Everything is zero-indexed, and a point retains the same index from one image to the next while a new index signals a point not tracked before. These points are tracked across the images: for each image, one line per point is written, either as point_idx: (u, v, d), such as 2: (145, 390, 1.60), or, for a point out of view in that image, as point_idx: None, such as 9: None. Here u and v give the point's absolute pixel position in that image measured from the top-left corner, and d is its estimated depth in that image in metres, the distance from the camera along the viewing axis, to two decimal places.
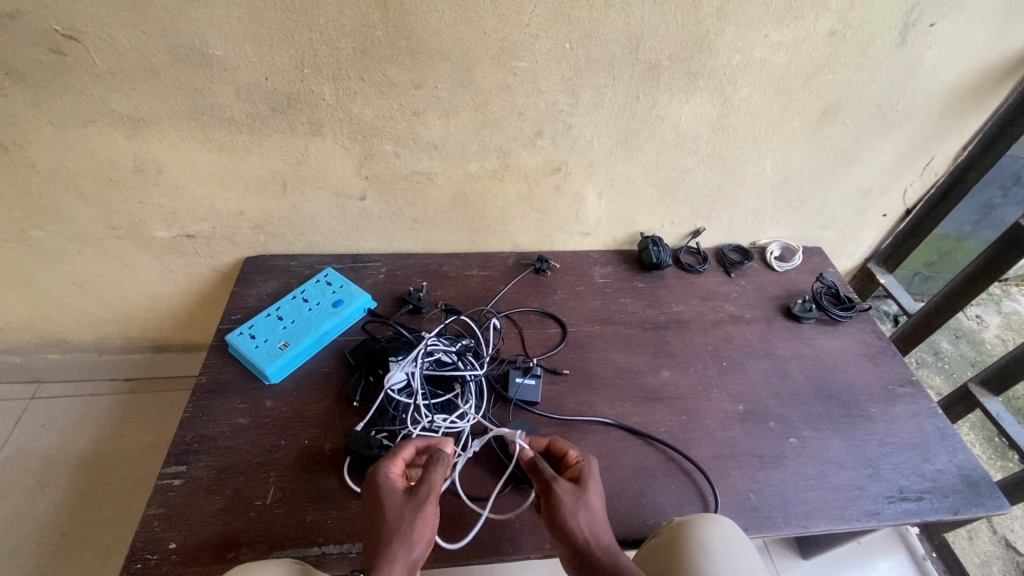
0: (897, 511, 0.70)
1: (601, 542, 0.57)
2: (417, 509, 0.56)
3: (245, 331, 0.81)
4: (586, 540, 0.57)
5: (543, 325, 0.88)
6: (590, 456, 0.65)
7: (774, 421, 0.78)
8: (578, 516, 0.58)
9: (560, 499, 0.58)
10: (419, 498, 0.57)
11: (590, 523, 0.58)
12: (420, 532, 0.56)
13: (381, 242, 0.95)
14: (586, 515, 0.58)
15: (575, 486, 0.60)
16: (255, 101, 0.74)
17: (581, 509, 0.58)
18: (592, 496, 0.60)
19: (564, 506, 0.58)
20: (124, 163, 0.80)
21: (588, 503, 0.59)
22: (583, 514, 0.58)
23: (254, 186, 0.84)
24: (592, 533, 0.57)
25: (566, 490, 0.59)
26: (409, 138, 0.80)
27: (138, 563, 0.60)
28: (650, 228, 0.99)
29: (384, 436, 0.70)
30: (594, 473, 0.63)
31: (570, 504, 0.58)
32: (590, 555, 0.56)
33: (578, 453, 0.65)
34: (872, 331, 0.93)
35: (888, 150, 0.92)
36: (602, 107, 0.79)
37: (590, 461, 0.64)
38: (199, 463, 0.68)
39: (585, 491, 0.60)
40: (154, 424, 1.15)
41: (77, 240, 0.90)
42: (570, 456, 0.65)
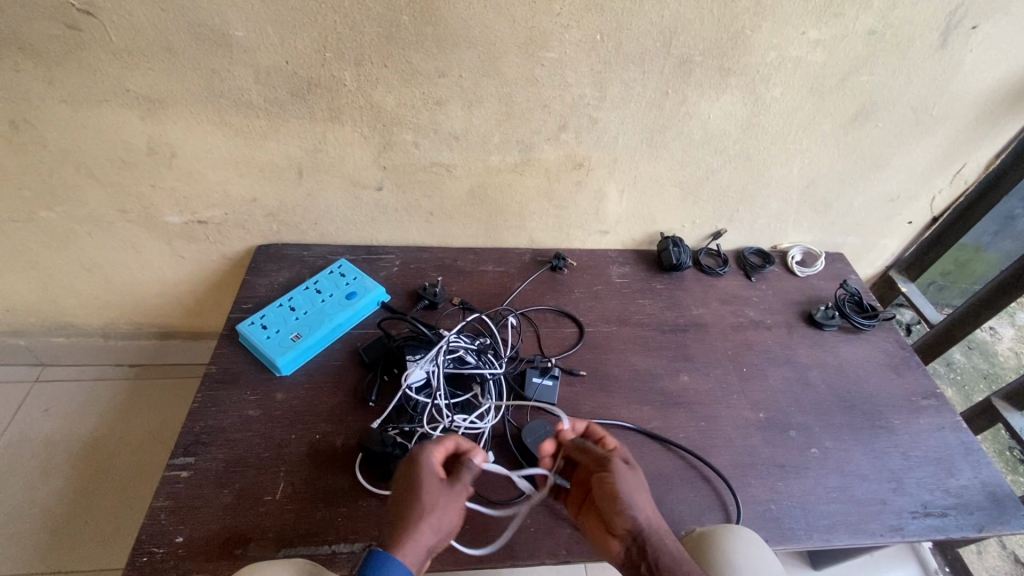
0: (922, 527, 0.69)
1: (659, 525, 0.57)
2: (449, 498, 0.56)
3: (256, 321, 0.79)
4: (649, 519, 0.57)
5: (561, 325, 0.86)
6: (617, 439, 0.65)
7: (795, 430, 0.76)
8: (637, 492, 0.58)
9: (619, 474, 0.58)
10: (443, 488, 0.57)
11: (647, 503, 0.58)
12: (447, 519, 0.56)
13: (396, 234, 0.93)
14: (643, 494, 0.58)
15: (625, 463, 0.60)
16: (274, 85, 0.72)
17: (639, 488, 0.58)
18: (640, 474, 0.60)
19: (625, 482, 0.57)
20: (137, 145, 0.78)
21: (640, 483, 0.59)
22: (639, 491, 0.58)
23: (269, 173, 0.82)
24: (651, 513, 0.58)
25: (621, 467, 0.59)
26: (430, 128, 0.78)
27: (144, 557, 0.58)
28: (670, 228, 0.97)
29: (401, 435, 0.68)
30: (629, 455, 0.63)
31: (628, 480, 0.58)
32: (653, 536, 0.56)
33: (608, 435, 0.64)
34: (894, 341, 0.91)
35: (919, 155, 0.90)
36: (630, 102, 0.77)
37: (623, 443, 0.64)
38: (208, 455, 0.66)
39: (635, 468, 0.60)
40: (158, 410, 1.14)
41: (87, 222, 0.88)
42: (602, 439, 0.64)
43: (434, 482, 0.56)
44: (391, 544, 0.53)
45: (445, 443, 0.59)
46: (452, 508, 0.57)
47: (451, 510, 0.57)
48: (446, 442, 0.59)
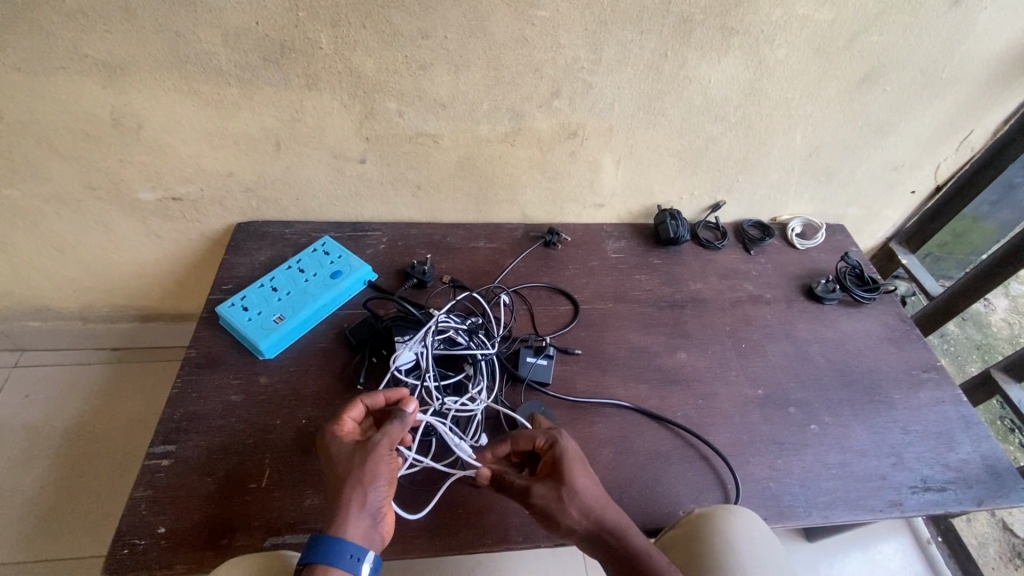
0: (921, 502, 0.68)
1: (607, 526, 0.54)
2: (369, 457, 0.54)
3: (237, 303, 0.75)
4: (590, 529, 0.54)
5: (555, 302, 0.84)
6: (559, 435, 0.59)
7: (795, 406, 0.75)
8: (565, 511, 0.54)
9: (539, 502, 0.55)
10: (363, 450, 0.55)
11: (582, 513, 0.54)
12: (379, 479, 0.54)
13: (382, 210, 0.89)
14: (575, 507, 0.54)
15: (548, 483, 0.56)
16: (245, 49, 0.67)
17: (569, 505, 0.54)
18: (572, 484, 0.55)
19: (550, 508, 0.54)
20: (101, 116, 0.73)
21: (573, 494, 0.55)
22: (572, 506, 0.54)
23: (244, 145, 0.77)
24: (594, 519, 0.54)
25: (540, 495, 0.55)
26: (414, 95, 0.73)
27: (125, 549, 0.56)
28: (667, 201, 0.93)
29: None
30: (572, 454, 0.57)
31: (553, 505, 0.54)
32: (602, 541, 0.53)
33: (544, 436, 0.58)
34: (895, 314, 0.89)
35: (926, 122, 0.86)
36: (627, 66, 0.72)
37: (559, 445, 0.57)
38: (189, 443, 0.64)
39: (563, 483, 0.55)
40: (143, 394, 1.11)
41: (54, 200, 0.83)
42: (538, 444, 0.59)
43: (349, 449, 0.55)
44: (329, 521, 0.51)
45: (350, 415, 0.58)
46: (380, 466, 0.54)
47: (380, 467, 0.54)
48: (352, 413, 0.59)
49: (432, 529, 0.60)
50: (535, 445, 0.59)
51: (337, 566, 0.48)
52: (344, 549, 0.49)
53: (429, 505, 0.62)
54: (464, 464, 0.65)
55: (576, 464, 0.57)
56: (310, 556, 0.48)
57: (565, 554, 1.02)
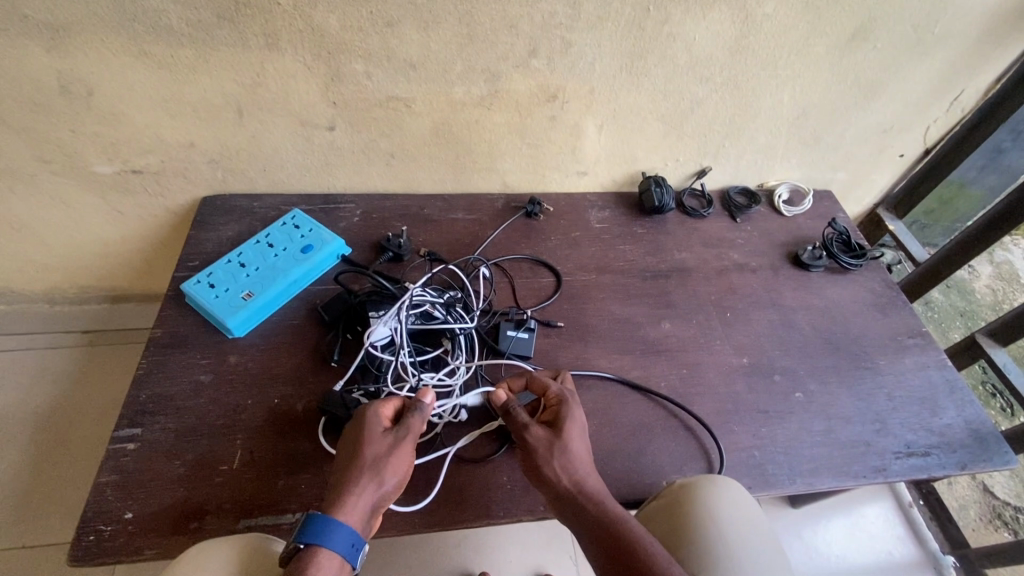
0: (904, 467, 0.68)
1: (586, 490, 0.53)
2: (394, 455, 0.52)
3: (202, 280, 0.72)
4: (568, 488, 0.53)
5: (536, 274, 0.81)
6: (570, 394, 0.59)
7: (780, 375, 0.74)
8: (552, 463, 0.53)
9: (530, 447, 0.55)
10: (392, 441, 0.53)
11: (570, 468, 0.54)
12: (395, 475, 0.52)
13: (355, 181, 0.85)
14: (563, 461, 0.54)
15: (547, 429, 0.56)
16: (195, 5, 0.62)
17: (557, 457, 0.54)
18: (568, 440, 0.55)
19: (537, 454, 0.54)
20: (45, 82, 0.68)
21: (566, 448, 0.54)
22: (559, 460, 0.54)
23: (204, 113, 0.73)
24: (578, 478, 0.53)
25: (534, 438, 0.55)
26: (383, 55, 0.69)
27: (90, 535, 0.54)
28: (652, 168, 0.90)
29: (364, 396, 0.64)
30: (578, 411, 0.58)
31: (543, 452, 0.54)
32: (575, 504, 0.52)
33: (555, 390, 0.59)
34: (881, 280, 0.88)
35: (917, 81, 0.84)
36: (607, 22, 0.69)
37: (569, 400, 0.58)
38: (156, 426, 0.61)
39: (561, 435, 0.55)
40: (117, 378, 1.08)
41: (3, 175, 0.78)
42: (549, 395, 0.59)
43: (378, 437, 0.53)
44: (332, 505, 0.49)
45: (393, 403, 0.56)
46: (401, 462, 0.53)
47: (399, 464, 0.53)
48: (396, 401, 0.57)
49: (411, 506, 0.58)
50: (546, 396, 0.59)
51: (336, 551, 0.47)
52: (344, 538, 0.47)
53: (409, 483, 0.60)
54: (443, 440, 0.63)
55: (579, 421, 0.57)
56: (308, 537, 0.47)
57: (552, 526, 1.02)
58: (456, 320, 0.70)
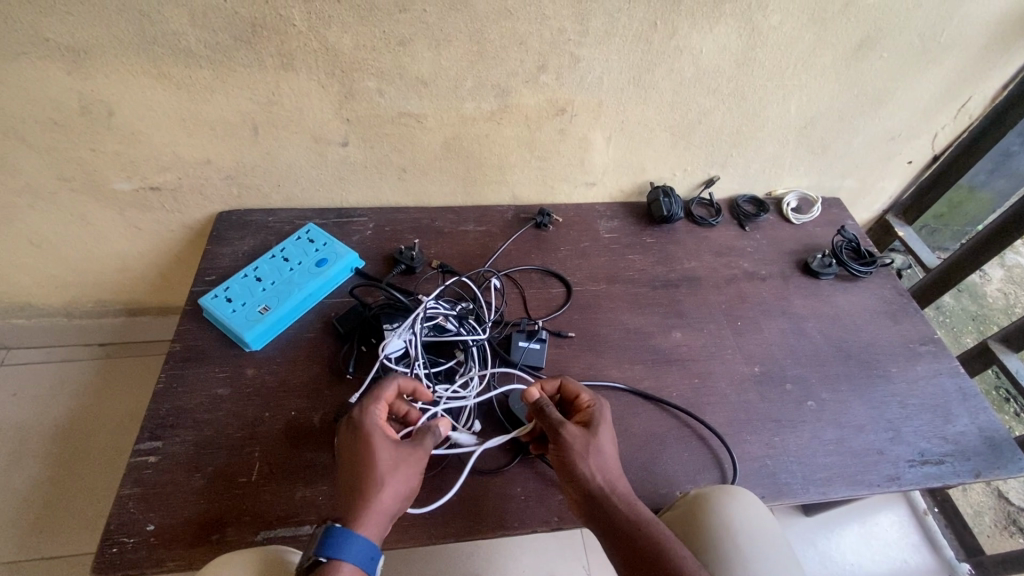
0: (918, 476, 0.67)
1: (617, 491, 0.54)
2: (404, 466, 0.53)
3: (220, 294, 0.73)
4: (601, 487, 0.53)
5: (547, 285, 0.82)
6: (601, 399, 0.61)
7: (791, 383, 0.74)
8: (588, 462, 0.54)
9: (567, 444, 0.55)
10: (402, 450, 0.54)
11: (605, 469, 0.55)
12: (405, 482, 0.53)
13: (367, 195, 0.87)
14: (598, 462, 0.55)
15: (583, 428, 0.57)
16: (214, 28, 0.64)
17: (592, 456, 0.55)
18: (602, 440, 0.56)
19: (573, 451, 0.55)
20: (68, 103, 0.70)
21: (601, 450, 0.56)
22: (593, 460, 0.55)
23: (220, 131, 0.74)
24: (609, 478, 0.54)
25: (572, 435, 0.55)
26: (395, 73, 0.70)
27: (114, 547, 0.55)
28: (660, 178, 0.91)
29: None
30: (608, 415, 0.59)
31: (579, 450, 0.55)
32: (606, 504, 0.53)
33: (588, 395, 0.60)
34: (892, 287, 0.88)
35: (923, 89, 0.84)
36: (614, 37, 0.70)
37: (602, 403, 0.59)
38: (176, 439, 0.62)
39: (596, 436, 0.56)
40: (133, 390, 1.10)
41: (26, 194, 0.81)
42: (582, 399, 0.60)
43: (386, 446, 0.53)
44: (348, 516, 0.50)
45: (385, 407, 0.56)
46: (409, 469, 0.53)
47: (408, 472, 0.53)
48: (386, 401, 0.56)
49: (427, 518, 0.59)
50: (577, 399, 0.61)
51: (354, 563, 0.47)
52: (364, 547, 0.48)
53: (425, 494, 0.61)
54: (458, 452, 0.64)
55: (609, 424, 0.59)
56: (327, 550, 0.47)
57: (565, 536, 1.02)
58: (469, 332, 0.71)
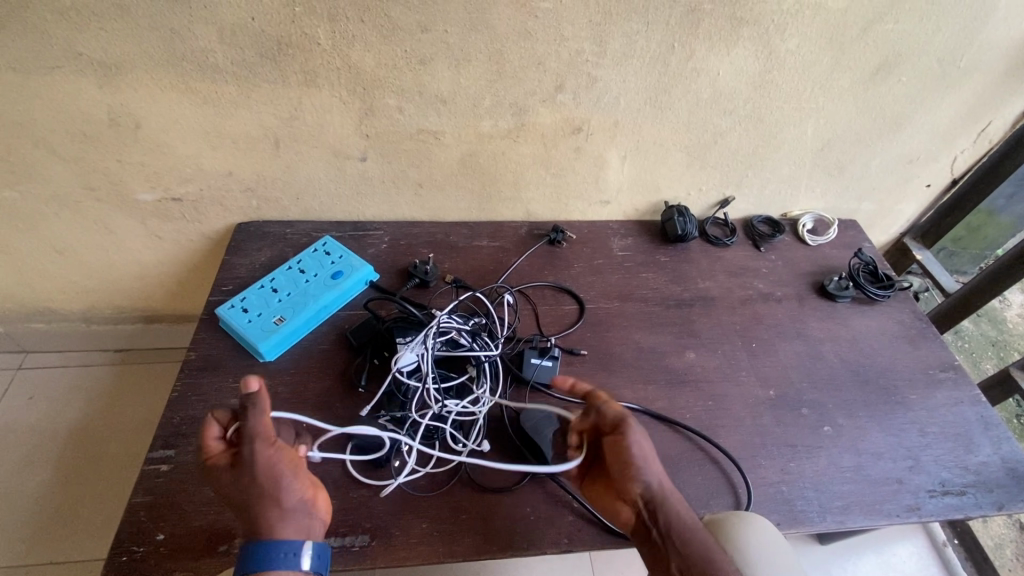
0: (939, 506, 0.66)
1: (672, 492, 0.53)
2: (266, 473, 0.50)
3: (236, 305, 0.74)
4: (660, 488, 0.52)
5: (559, 302, 0.82)
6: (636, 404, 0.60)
7: (807, 408, 0.73)
8: (651, 460, 0.53)
9: (635, 441, 0.53)
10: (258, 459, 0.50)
11: (658, 468, 0.54)
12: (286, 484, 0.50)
13: (384, 209, 0.88)
14: (655, 463, 0.53)
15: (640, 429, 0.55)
16: (241, 46, 0.65)
17: (651, 458, 0.53)
18: (652, 440, 0.55)
19: (636, 446, 0.53)
20: (97, 116, 0.72)
21: (654, 451, 0.54)
22: (652, 461, 0.53)
23: (242, 144, 0.76)
24: (663, 481, 0.53)
25: (638, 432, 0.54)
26: (415, 91, 0.71)
27: (123, 556, 0.55)
28: (675, 197, 0.91)
29: (392, 422, 0.65)
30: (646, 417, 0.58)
31: (641, 450, 0.53)
32: (666, 505, 0.52)
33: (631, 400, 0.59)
34: (910, 311, 0.86)
35: (942, 113, 0.84)
36: (632, 59, 0.71)
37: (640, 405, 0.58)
38: (188, 448, 0.63)
39: (649, 437, 0.55)
40: (147, 396, 1.11)
41: (53, 202, 0.83)
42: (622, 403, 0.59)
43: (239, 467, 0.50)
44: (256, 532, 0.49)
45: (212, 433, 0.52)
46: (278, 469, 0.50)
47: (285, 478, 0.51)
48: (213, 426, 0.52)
49: (436, 536, 0.58)
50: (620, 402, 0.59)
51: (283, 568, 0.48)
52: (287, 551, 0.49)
53: (434, 512, 0.60)
54: (468, 471, 0.63)
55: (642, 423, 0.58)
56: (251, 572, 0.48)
57: (574, 559, 1.01)
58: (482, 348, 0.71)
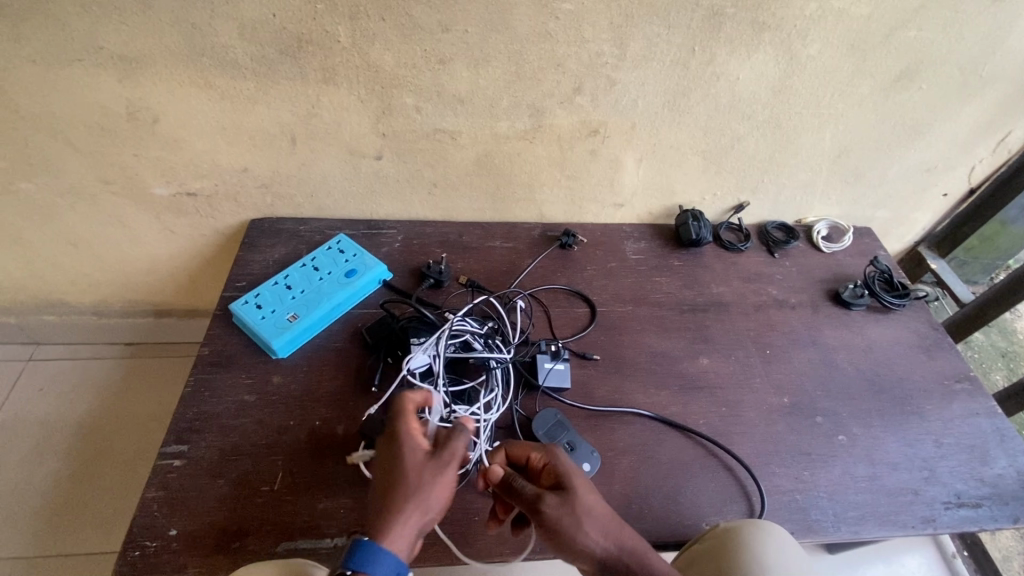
0: (954, 518, 0.65)
1: (623, 543, 0.50)
2: (433, 481, 0.52)
3: (250, 301, 0.74)
4: (608, 547, 0.50)
5: (572, 305, 0.81)
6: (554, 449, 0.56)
7: (822, 417, 0.72)
8: (584, 527, 0.50)
9: (554, 514, 0.50)
10: (438, 466, 0.53)
11: (597, 526, 0.50)
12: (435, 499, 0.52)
13: (397, 207, 0.88)
14: (590, 522, 0.50)
15: (559, 492, 0.52)
16: (261, 42, 0.65)
17: (583, 521, 0.50)
18: (579, 495, 0.52)
19: (561, 518, 0.50)
20: (116, 109, 0.72)
21: (586, 509, 0.51)
22: (586, 523, 0.50)
23: (259, 141, 0.76)
24: (608, 537, 0.50)
25: (558, 501, 0.51)
26: (433, 90, 0.71)
27: (136, 551, 0.55)
28: (689, 202, 0.90)
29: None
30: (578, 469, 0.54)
31: (567, 517, 0.50)
32: (615, 564, 0.50)
33: (541, 453, 0.56)
34: (925, 320, 0.86)
35: (962, 122, 0.83)
36: (652, 61, 0.70)
37: (555, 454, 0.55)
38: (201, 443, 0.63)
39: (573, 495, 0.52)
40: (156, 389, 1.11)
41: (69, 194, 0.83)
42: (536, 461, 0.56)
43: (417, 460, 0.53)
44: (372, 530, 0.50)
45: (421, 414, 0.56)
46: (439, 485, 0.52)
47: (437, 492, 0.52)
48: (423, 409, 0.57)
49: (448, 538, 0.58)
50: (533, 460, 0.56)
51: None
52: (391, 565, 0.48)
53: (447, 514, 0.60)
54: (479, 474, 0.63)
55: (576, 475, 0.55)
56: (357, 563, 0.47)
57: None
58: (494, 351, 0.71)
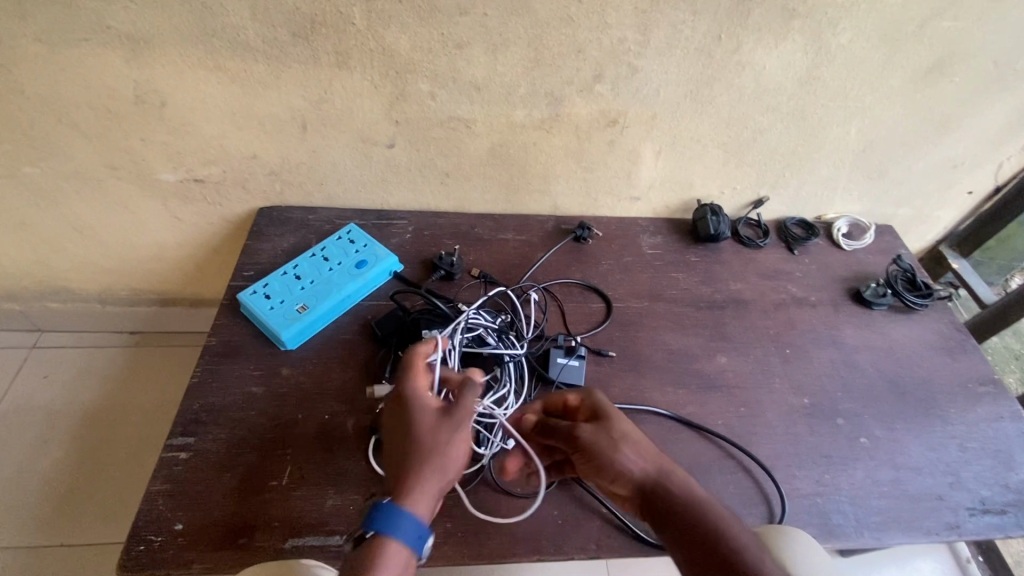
0: (980, 525, 0.63)
1: (662, 469, 0.50)
2: (452, 438, 0.49)
3: (259, 291, 0.72)
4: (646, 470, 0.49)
5: (587, 300, 0.79)
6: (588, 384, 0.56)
7: (843, 419, 0.70)
8: (622, 453, 0.50)
9: (592, 441, 0.51)
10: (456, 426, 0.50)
11: (637, 448, 0.51)
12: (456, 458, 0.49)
13: (408, 197, 0.86)
14: (628, 446, 0.51)
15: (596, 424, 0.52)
16: (274, 23, 0.63)
17: (620, 445, 0.51)
18: (614, 423, 0.52)
19: (599, 445, 0.51)
20: (123, 92, 0.70)
21: (624, 435, 0.51)
22: (621, 446, 0.50)
23: (269, 126, 0.74)
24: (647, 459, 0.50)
25: (593, 431, 0.52)
26: (449, 76, 0.69)
27: (141, 545, 0.53)
28: (707, 196, 0.88)
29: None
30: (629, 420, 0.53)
31: (602, 445, 0.51)
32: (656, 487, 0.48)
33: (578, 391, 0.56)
34: (948, 321, 0.84)
35: (992, 117, 0.81)
36: (676, 49, 0.68)
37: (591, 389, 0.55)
38: (207, 436, 0.61)
39: (607, 426, 0.52)
40: (161, 379, 1.09)
41: (74, 179, 0.81)
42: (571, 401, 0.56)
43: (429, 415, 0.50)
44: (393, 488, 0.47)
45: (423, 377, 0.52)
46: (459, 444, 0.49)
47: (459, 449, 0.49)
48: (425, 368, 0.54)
49: (461, 538, 0.57)
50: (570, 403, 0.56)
51: (400, 541, 0.45)
52: (413, 526, 0.46)
53: (460, 513, 0.58)
54: (492, 473, 0.61)
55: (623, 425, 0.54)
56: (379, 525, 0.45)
57: (589, 562, 0.99)
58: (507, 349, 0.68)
